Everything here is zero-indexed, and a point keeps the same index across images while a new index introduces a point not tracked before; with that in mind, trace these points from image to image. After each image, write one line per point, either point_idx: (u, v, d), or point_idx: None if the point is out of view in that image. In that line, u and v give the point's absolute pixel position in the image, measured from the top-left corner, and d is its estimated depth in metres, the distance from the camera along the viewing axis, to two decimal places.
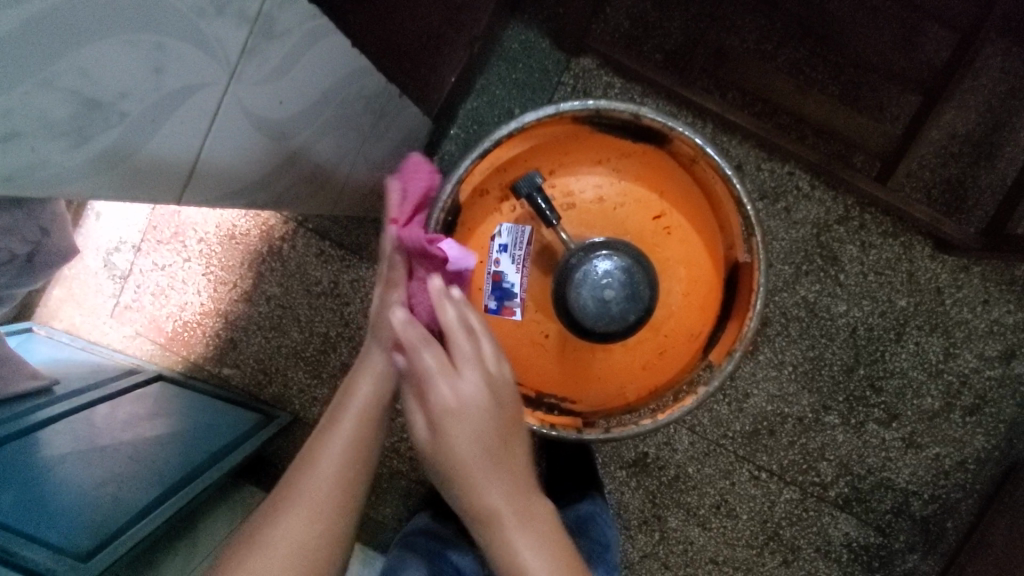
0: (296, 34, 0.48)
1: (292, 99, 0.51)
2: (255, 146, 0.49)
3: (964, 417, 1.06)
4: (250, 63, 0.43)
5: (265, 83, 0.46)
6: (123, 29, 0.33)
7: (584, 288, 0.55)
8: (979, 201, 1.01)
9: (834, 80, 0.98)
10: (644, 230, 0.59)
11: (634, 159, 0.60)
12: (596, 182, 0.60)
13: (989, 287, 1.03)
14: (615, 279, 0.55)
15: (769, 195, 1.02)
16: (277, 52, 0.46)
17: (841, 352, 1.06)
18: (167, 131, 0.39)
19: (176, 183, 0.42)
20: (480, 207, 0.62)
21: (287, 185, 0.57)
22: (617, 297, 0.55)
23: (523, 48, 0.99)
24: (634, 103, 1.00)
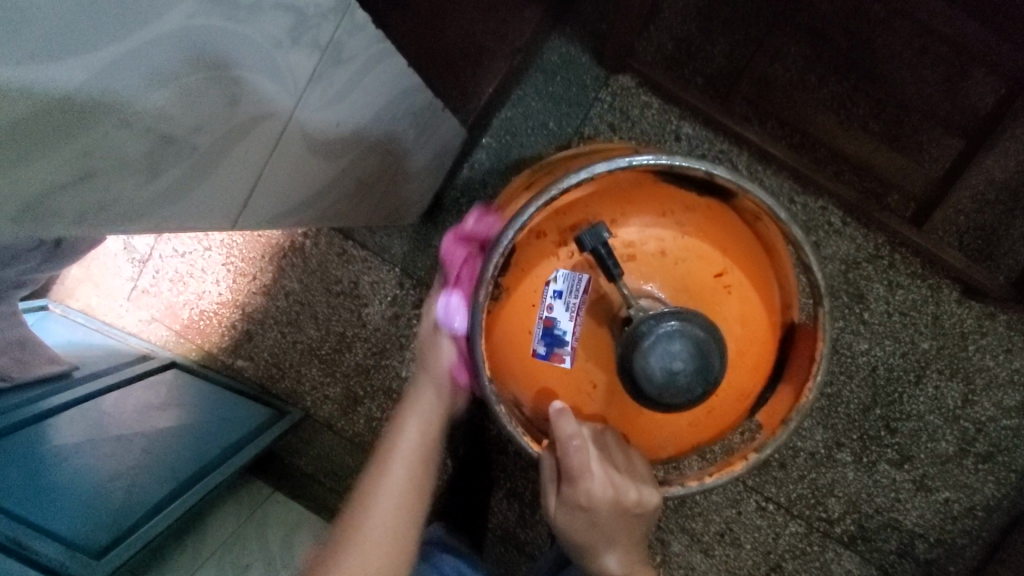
0: (362, 58, 0.50)
1: (348, 120, 0.52)
2: (305, 164, 0.49)
3: (977, 464, 1.05)
4: (315, 88, 0.46)
5: (328, 106, 0.48)
6: (197, 61, 0.34)
7: (654, 357, 0.42)
8: (1012, 248, 0.99)
9: (875, 117, 0.96)
10: (705, 289, 0.47)
11: (698, 213, 0.49)
12: (658, 233, 0.48)
13: (1013, 336, 1.02)
14: (689, 352, 0.43)
15: (800, 228, 1.01)
16: (341, 76, 0.48)
17: (858, 391, 1.05)
18: (229, 162, 0.41)
19: (233, 210, 0.44)
20: (529, 249, 0.49)
21: (330, 201, 0.57)
22: (690, 374, 0.43)
23: (562, 62, 0.98)
24: (670, 126, 0.99)
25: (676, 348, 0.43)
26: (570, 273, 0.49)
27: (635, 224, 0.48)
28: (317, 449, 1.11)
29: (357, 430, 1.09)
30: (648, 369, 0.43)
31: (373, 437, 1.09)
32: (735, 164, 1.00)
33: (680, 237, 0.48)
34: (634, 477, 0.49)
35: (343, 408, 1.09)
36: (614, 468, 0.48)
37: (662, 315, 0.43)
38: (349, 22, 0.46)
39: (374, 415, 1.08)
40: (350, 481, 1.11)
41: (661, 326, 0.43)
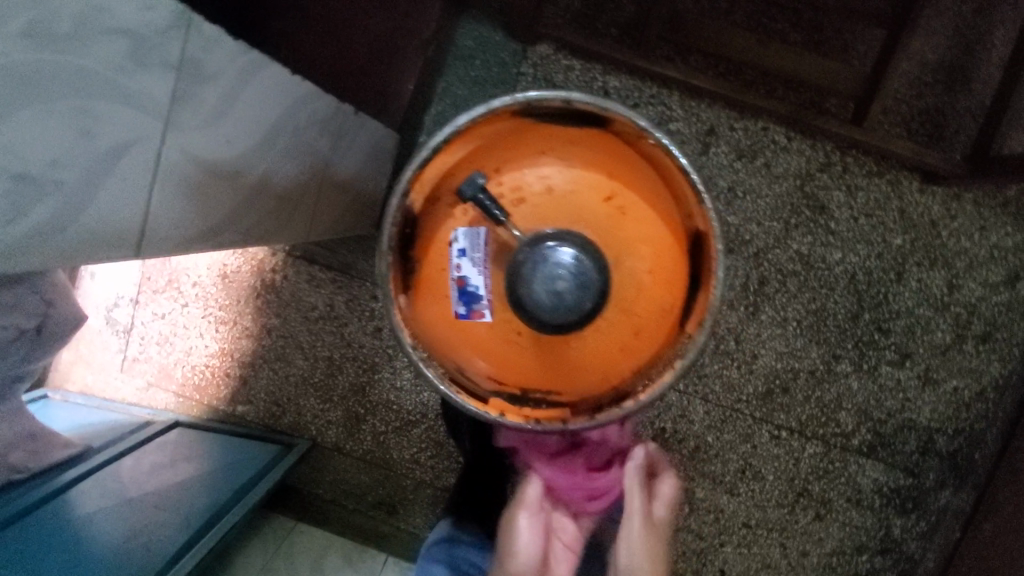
0: (231, 72, 0.49)
1: (239, 138, 0.52)
2: (208, 185, 0.49)
3: (977, 346, 1.05)
4: (184, 109, 0.45)
5: (208, 125, 0.48)
6: (42, 98, 0.36)
7: (537, 283, 0.47)
8: (962, 126, 0.99)
9: (795, 27, 0.97)
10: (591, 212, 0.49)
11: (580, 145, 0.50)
12: (538, 169, 0.49)
13: (984, 212, 1.02)
14: (571, 271, 0.47)
15: (747, 153, 1.01)
16: (212, 94, 0.48)
17: (843, 300, 1.04)
18: (108, 186, 0.40)
19: (133, 232, 0.43)
20: (430, 216, 0.52)
21: (255, 221, 0.57)
22: (578, 289, 0.46)
23: (478, 43, 0.98)
24: (596, 83, 1.00)
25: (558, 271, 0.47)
26: (471, 230, 0.50)
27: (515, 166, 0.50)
28: (332, 475, 1.12)
29: (366, 447, 1.10)
30: (543, 295, 0.47)
31: (383, 450, 1.10)
32: (668, 106, 1.00)
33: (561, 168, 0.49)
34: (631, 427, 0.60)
35: (348, 429, 1.11)
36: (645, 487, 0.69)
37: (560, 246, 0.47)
38: (197, 36, 0.45)
39: (379, 429, 1.10)
40: (371, 498, 1.12)
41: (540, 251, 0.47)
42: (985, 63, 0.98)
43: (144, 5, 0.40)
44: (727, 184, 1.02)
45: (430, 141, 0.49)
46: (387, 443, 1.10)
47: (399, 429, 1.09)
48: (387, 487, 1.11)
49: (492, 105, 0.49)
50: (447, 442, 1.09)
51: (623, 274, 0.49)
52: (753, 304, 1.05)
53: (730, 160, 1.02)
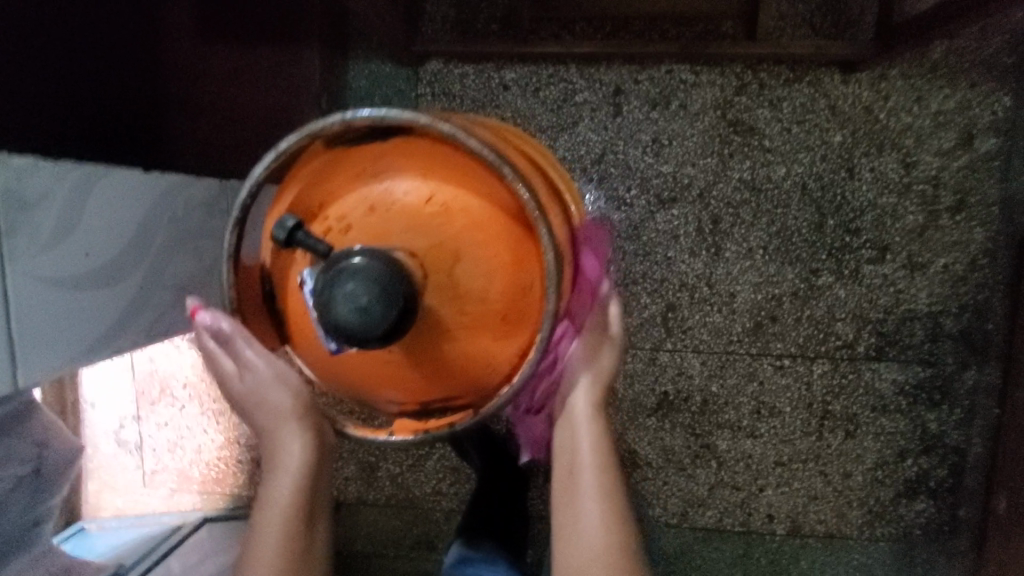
0: (65, 191, 0.50)
1: (97, 248, 0.54)
2: (74, 301, 0.51)
3: (955, 217, 1.01)
4: (16, 240, 0.46)
5: (54, 247, 0.49)
6: None
7: (336, 308, 0.35)
8: (864, 5, 0.96)
9: None
10: (420, 224, 0.40)
11: (389, 155, 0.41)
12: (355, 193, 0.41)
13: (916, 83, 0.99)
14: (370, 280, 0.35)
15: (659, 101, 1.00)
16: (48, 217, 0.48)
17: (802, 213, 1.01)
18: None
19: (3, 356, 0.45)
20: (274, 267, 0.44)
21: (149, 314, 0.61)
22: (381, 299, 0.35)
23: (371, 82, 1.00)
24: (494, 80, 1.00)
25: (355, 286, 0.35)
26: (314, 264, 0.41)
27: (332, 197, 0.41)
28: (364, 529, 1.13)
29: (387, 493, 1.11)
30: (339, 318, 0.35)
31: (403, 491, 1.11)
32: (569, 80, 1.00)
33: (379, 183, 0.40)
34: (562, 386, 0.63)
35: (364, 481, 1.11)
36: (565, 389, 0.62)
37: (349, 256, 0.36)
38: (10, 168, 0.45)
39: (394, 472, 1.11)
40: (407, 540, 1.13)
41: (337, 270, 0.36)
42: None
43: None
44: (650, 136, 1.01)
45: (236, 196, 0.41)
46: (405, 483, 1.11)
47: (412, 466, 1.10)
48: (419, 525, 1.12)
49: (281, 147, 0.41)
50: (461, 466, 1.09)
51: (470, 269, 0.40)
52: (714, 245, 1.03)
53: (645, 113, 1.01)
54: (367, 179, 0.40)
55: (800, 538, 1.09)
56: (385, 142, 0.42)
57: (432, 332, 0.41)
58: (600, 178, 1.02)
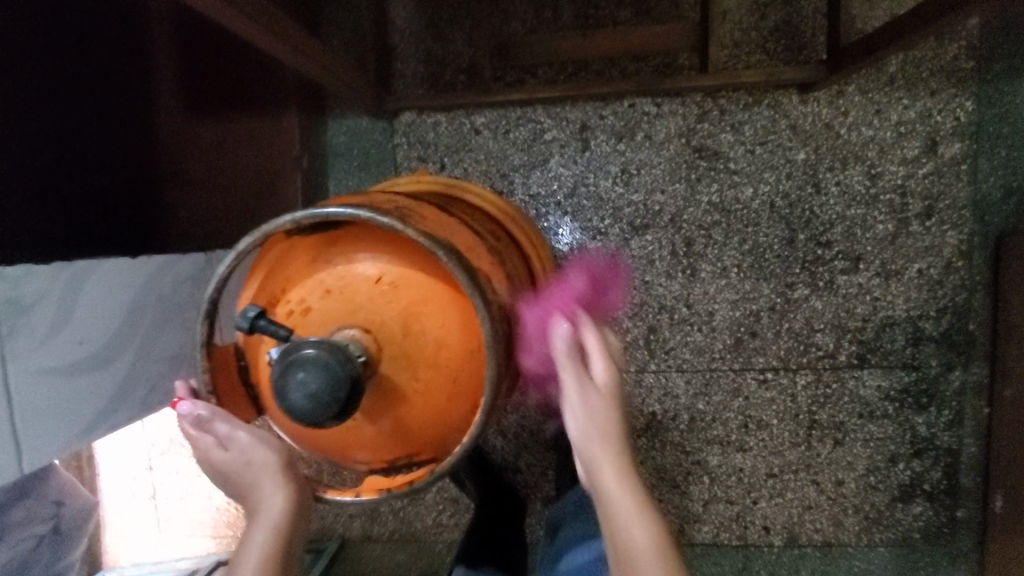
0: (60, 290, 0.58)
1: (89, 335, 0.62)
2: (67, 384, 0.60)
3: (924, 223, 1.03)
4: (16, 341, 0.54)
5: (50, 342, 0.58)
6: None
7: (291, 395, 0.40)
8: (815, 28, 1.00)
9: (621, 5, 1.00)
10: (369, 301, 0.45)
11: (341, 242, 0.46)
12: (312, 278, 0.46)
13: (874, 97, 1.02)
14: (319, 367, 0.40)
15: (625, 133, 1.04)
16: (43, 318, 0.57)
17: (773, 230, 1.04)
18: None
19: (8, 446, 0.53)
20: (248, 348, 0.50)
21: (136, 384, 0.70)
22: (329, 383, 0.39)
23: (350, 137, 1.05)
24: (465, 126, 1.05)
25: (306, 375, 0.40)
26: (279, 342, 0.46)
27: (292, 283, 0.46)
28: (371, 565, 1.16)
29: (391, 527, 1.14)
30: (295, 402, 0.40)
31: (406, 524, 1.14)
32: (537, 120, 1.04)
33: (333, 268, 0.45)
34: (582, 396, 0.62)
35: (368, 517, 1.15)
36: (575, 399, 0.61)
37: (299, 345, 0.41)
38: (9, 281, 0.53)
39: (397, 507, 1.14)
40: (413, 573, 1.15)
41: (291, 360, 0.40)
42: None
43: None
44: (618, 167, 1.05)
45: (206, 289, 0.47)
46: (407, 517, 1.14)
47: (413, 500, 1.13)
48: (423, 558, 1.15)
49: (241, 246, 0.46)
50: (460, 497, 1.12)
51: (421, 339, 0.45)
52: (689, 266, 1.06)
53: (612, 145, 1.05)
54: (322, 267, 0.45)
55: (799, 548, 1.10)
56: (336, 230, 0.46)
57: (389, 397, 0.45)
58: (573, 211, 1.06)
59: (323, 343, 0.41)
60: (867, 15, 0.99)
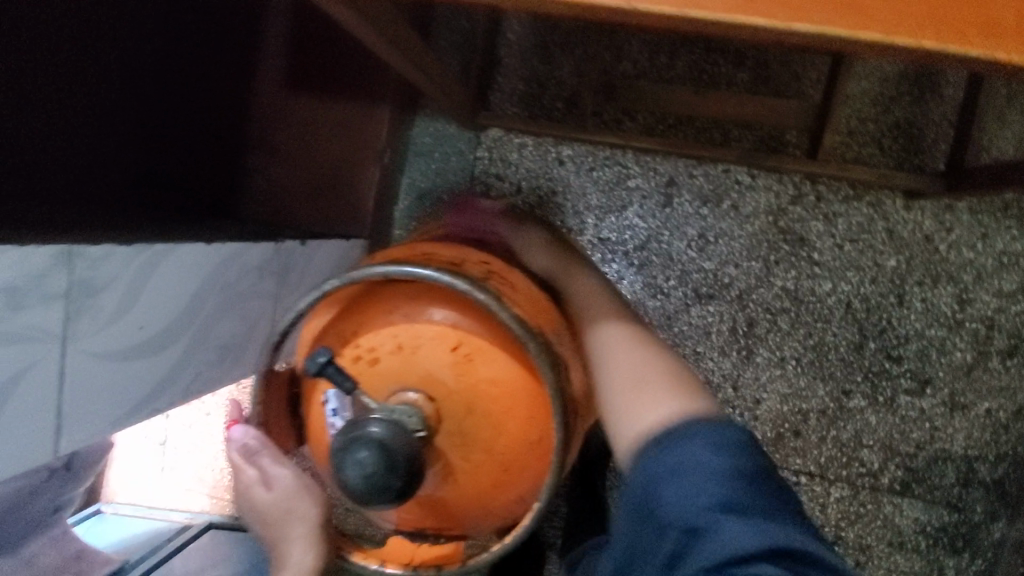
0: (130, 273, 0.56)
1: (152, 318, 0.60)
2: (121, 369, 0.58)
3: (1005, 362, 0.96)
4: (78, 323, 0.52)
5: (110, 324, 0.55)
6: None
7: (347, 469, 0.44)
8: (938, 135, 0.94)
9: (740, 67, 0.96)
10: (443, 366, 0.50)
11: (426, 302, 0.51)
12: (392, 328, 0.51)
13: (983, 219, 0.95)
14: (377, 452, 0.43)
15: (711, 198, 1.00)
16: (110, 299, 0.54)
17: (843, 331, 0.99)
18: (11, 410, 0.48)
19: (49, 432, 0.51)
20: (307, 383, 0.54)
21: (190, 372, 0.68)
22: (383, 470, 0.43)
23: (434, 139, 1.03)
24: (551, 154, 1.02)
25: (366, 455, 0.43)
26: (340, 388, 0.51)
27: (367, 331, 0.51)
28: None
29: None
30: (348, 477, 0.43)
31: None
32: (625, 165, 1.01)
33: (412, 325, 0.50)
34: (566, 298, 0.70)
35: None
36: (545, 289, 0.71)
37: (365, 420, 0.45)
38: (79, 262, 0.51)
39: None
40: None
41: (354, 435, 0.44)
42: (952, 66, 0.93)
43: (20, 260, 0.46)
44: (696, 231, 1.00)
45: (283, 320, 0.50)
46: None
47: None
48: None
49: (329, 286, 0.50)
50: None
51: (479, 414, 0.50)
52: (745, 348, 1.01)
53: (695, 207, 1.00)
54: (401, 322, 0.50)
55: None
56: (423, 288, 0.51)
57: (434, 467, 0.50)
58: (640, 265, 1.02)
59: (388, 421, 0.45)
60: (997, 134, 0.93)
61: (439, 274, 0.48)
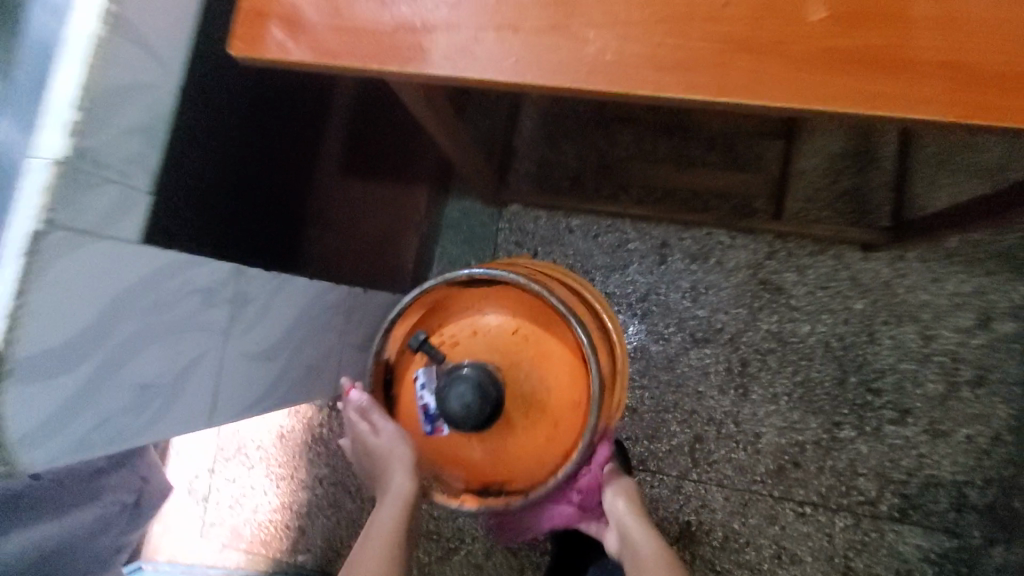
0: (268, 293, 0.70)
1: (274, 334, 0.73)
2: (253, 372, 0.71)
3: (974, 391, 1.08)
4: (236, 326, 0.66)
5: (251, 332, 0.69)
6: (147, 344, 0.55)
7: (451, 399, 0.54)
8: (883, 199, 1.13)
9: (712, 150, 1.18)
10: (506, 346, 0.60)
11: (493, 297, 0.62)
12: (469, 319, 0.62)
13: (933, 266, 1.11)
14: (473, 386, 0.54)
15: (699, 256, 1.17)
16: (254, 311, 0.69)
17: (825, 368, 1.12)
18: (189, 386, 0.61)
19: (204, 414, 0.64)
20: (399, 366, 0.64)
21: (290, 385, 0.80)
22: (480, 399, 0.54)
23: (463, 214, 1.22)
24: (562, 223, 1.20)
25: (464, 389, 0.54)
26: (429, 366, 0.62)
27: (449, 322, 0.62)
28: None
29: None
30: (451, 406, 0.54)
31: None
32: (624, 230, 1.19)
33: (484, 315, 0.62)
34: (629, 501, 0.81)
35: None
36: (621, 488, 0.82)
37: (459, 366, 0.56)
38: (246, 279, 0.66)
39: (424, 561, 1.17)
40: None
41: (454, 375, 0.55)
42: (885, 144, 1.14)
43: (212, 271, 0.61)
44: (688, 284, 1.17)
45: (390, 311, 0.62)
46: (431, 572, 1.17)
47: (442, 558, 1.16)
48: None
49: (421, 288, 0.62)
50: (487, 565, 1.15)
51: (536, 383, 0.58)
52: (740, 386, 1.13)
53: (686, 264, 1.18)
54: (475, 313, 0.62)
55: None
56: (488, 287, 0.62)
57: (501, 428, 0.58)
58: (643, 314, 1.18)
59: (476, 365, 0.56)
60: (930, 196, 1.12)
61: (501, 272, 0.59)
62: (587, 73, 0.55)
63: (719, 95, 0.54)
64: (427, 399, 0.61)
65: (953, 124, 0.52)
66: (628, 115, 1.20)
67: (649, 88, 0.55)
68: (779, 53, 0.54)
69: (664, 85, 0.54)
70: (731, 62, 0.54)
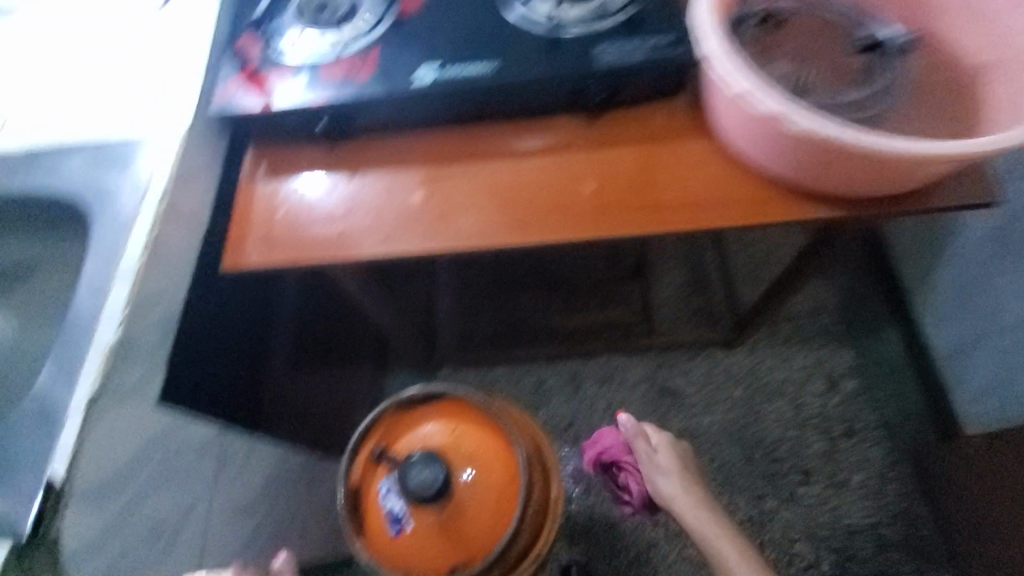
0: (226, 460, 0.83)
1: (240, 490, 0.84)
2: (233, 518, 0.83)
3: (850, 441, 1.30)
4: (211, 483, 0.81)
5: (223, 486, 0.82)
6: (143, 491, 0.77)
7: (411, 477, 0.68)
8: (727, 306, 1.44)
9: (591, 295, 1.46)
10: (452, 445, 0.73)
11: (436, 407, 0.76)
12: (418, 429, 0.75)
13: (780, 349, 1.40)
14: (426, 465, 0.69)
15: (606, 379, 1.39)
16: (221, 473, 0.82)
17: (733, 450, 1.31)
18: (186, 525, 0.79)
19: (195, 549, 0.79)
20: (365, 485, 0.73)
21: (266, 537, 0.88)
22: (432, 474, 0.68)
23: (400, 384, 1.38)
24: (488, 376, 1.41)
25: (419, 469, 0.69)
26: (390, 475, 0.72)
27: (403, 435, 0.75)
28: None
29: None
30: (410, 479, 0.68)
31: None
32: (541, 371, 1.41)
33: (429, 423, 0.75)
34: (670, 472, 0.81)
35: None
36: (663, 470, 0.81)
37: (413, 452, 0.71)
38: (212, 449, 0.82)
39: None
40: None
41: (412, 459, 0.69)
42: (714, 266, 1.48)
43: (180, 434, 0.79)
44: (604, 404, 1.37)
45: (353, 435, 0.74)
46: None
47: None
48: None
49: (377, 411, 0.76)
50: None
51: (479, 470, 0.71)
52: None
53: (598, 388, 1.39)
54: (422, 423, 0.75)
55: None
56: (432, 400, 0.76)
57: (457, 512, 0.69)
58: (575, 440, 1.34)
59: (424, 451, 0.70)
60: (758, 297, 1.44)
61: (438, 384, 0.75)
62: (453, 243, 0.71)
63: (549, 238, 0.70)
64: (391, 504, 0.70)
65: (738, 223, 0.69)
66: (519, 281, 1.48)
67: (509, 242, 0.70)
68: (572, 209, 0.71)
69: (506, 242, 0.70)
70: (548, 217, 0.71)
